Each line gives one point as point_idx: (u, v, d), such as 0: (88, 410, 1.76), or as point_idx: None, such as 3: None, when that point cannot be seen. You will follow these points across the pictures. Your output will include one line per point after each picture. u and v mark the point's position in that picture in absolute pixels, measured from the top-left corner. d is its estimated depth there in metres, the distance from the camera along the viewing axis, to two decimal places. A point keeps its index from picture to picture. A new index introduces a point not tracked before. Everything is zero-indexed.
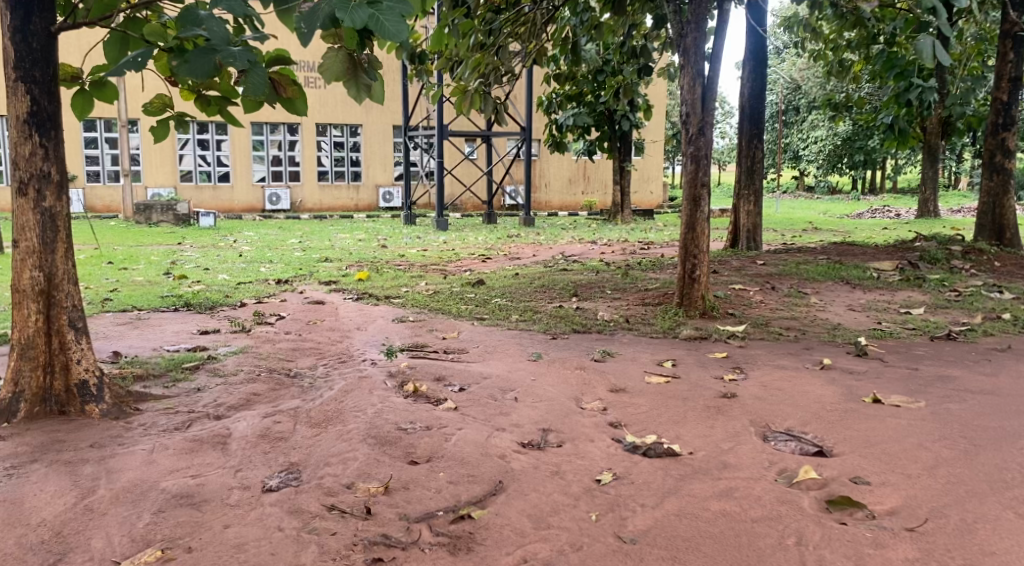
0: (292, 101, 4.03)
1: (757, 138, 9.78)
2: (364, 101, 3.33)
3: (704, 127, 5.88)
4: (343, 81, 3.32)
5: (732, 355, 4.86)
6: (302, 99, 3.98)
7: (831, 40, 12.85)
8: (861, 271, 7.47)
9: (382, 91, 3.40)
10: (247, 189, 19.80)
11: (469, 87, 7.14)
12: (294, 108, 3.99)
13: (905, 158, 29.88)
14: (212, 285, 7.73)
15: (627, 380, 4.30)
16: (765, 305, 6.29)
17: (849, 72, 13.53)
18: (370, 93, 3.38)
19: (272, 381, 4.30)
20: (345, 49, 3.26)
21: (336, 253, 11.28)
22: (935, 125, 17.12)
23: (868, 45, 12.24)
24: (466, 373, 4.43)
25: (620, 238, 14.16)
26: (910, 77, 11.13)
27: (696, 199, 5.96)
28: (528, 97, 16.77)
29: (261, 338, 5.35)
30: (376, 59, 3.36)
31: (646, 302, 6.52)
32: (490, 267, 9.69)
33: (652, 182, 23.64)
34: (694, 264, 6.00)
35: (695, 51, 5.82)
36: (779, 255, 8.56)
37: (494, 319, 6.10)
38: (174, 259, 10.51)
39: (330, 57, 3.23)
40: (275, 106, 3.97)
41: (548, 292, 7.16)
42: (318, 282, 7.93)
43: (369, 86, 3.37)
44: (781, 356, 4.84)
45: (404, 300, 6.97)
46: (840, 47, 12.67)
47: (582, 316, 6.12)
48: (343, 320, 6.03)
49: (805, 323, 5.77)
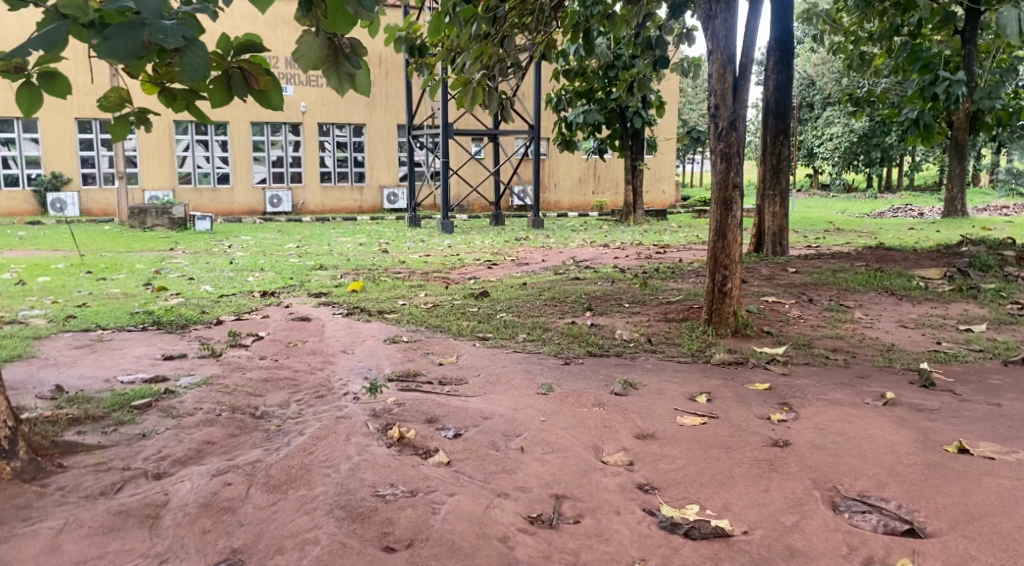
0: (265, 95, 3.28)
1: (782, 135, 9.00)
2: (345, 92, 2.82)
3: (735, 122, 5.20)
4: (322, 70, 2.84)
5: (776, 387, 4.14)
6: (278, 91, 3.25)
7: (851, 32, 12.11)
8: (905, 279, 6.76)
9: (369, 83, 2.87)
10: (247, 191, 19.18)
11: (471, 80, 6.43)
12: (267, 101, 3.23)
13: (925, 153, 29.02)
14: (191, 298, 7.07)
15: (656, 421, 3.60)
16: (804, 322, 5.58)
17: (870, 66, 12.78)
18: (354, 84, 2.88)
19: (232, 424, 3.63)
20: (326, 34, 2.79)
21: (333, 260, 10.62)
22: (963, 119, 16.31)
23: (892, 37, 11.52)
24: (463, 412, 3.74)
25: (634, 241, 13.43)
26: (937, 68, 10.35)
27: (727, 202, 5.25)
28: (536, 94, 15.91)
29: (231, 366, 4.65)
30: (361, 45, 2.86)
31: (669, 317, 5.82)
32: (496, 275, 9.04)
33: (664, 181, 22.90)
34: (724, 276, 5.30)
35: (726, 33, 5.13)
36: (810, 262, 7.85)
37: (498, 339, 5.41)
38: (159, 267, 9.87)
39: (305, 42, 2.76)
40: (245, 98, 3.26)
41: (559, 305, 6.45)
42: (307, 295, 7.26)
43: (353, 75, 2.86)
44: (834, 388, 4.13)
45: (399, 315, 6.28)
46: (861, 39, 11.91)
47: (598, 335, 5.40)
48: (328, 341, 5.34)
49: (853, 344, 5.06)
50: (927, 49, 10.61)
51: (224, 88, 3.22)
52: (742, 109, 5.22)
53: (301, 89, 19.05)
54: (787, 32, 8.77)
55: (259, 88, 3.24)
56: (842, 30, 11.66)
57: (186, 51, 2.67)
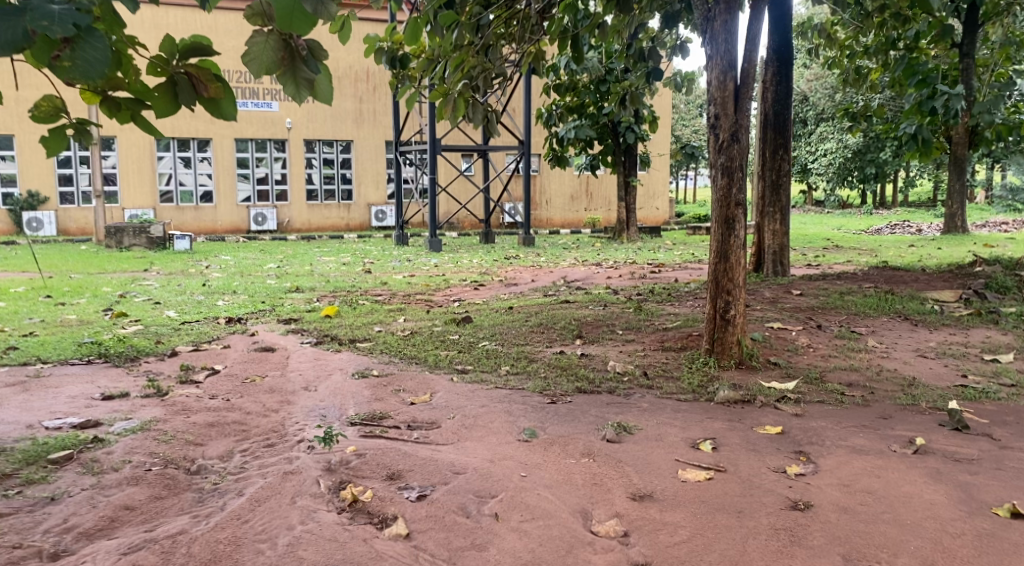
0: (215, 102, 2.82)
1: (782, 150, 8.49)
2: (304, 100, 2.46)
3: (737, 133, 4.73)
4: (277, 75, 2.46)
5: (789, 433, 3.65)
6: (230, 99, 2.81)
7: (846, 46, 11.72)
8: (918, 303, 6.30)
9: (329, 90, 2.53)
10: (231, 209, 18.67)
11: (452, 91, 5.94)
12: (219, 111, 2.80)
13: (920, 169, 28.68)
14: (150, 326, 6.55)
15: (655, 477, 3.11)
16: (814, 352, 5.10)
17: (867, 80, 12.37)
18: (312, 90, 2.51)
19: (160, 482, 3.11)
20: (280, 33, 2.40)
21: (311, 282, 10.11)
22: (962, 134, 15.93)
23: (889, 50, 11.13)
24: (431, 465, 3.24)
25: (627, 259, 12.94)
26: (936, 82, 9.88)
27: (728, 221, 4.79)
28: (526, 109, 15.45)
29: (175, 408, 4.12)
30: (321, 46, 2.48)
31: (666, 346, 5.33)
32: (483, 297, 8.54)
33: (658, 198, 22.51)
34: (727, 302, 4.82)
35: (726, 36, 4.69)
36: (814, 283, 7.41)
37: (478, 372, 4.89)
38: (127, 290, 9.34)
39: (258, 43, 2.37)
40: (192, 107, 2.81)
41: (547, 332, 5.94)
42: (276, 321, 6.75)
43: (312, 80, 2.50)
44: (855, 432, 3.63)
45: (373, 344, 5.76)
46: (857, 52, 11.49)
47: (588, 367, 4.90)
48: (289, 376, 4.82)
49: (870, 377, 4.57)
50: (924, 62, 10.23)
51: (170, 95, 2.77)
52: (744, 119, 4.76)
53: (286, 105, 18.64)
54: (786, 43, 8.31)
55: (210, 96, 2.79)
56: (836, 42, 11.25)
57: (79, 41, 2.14)
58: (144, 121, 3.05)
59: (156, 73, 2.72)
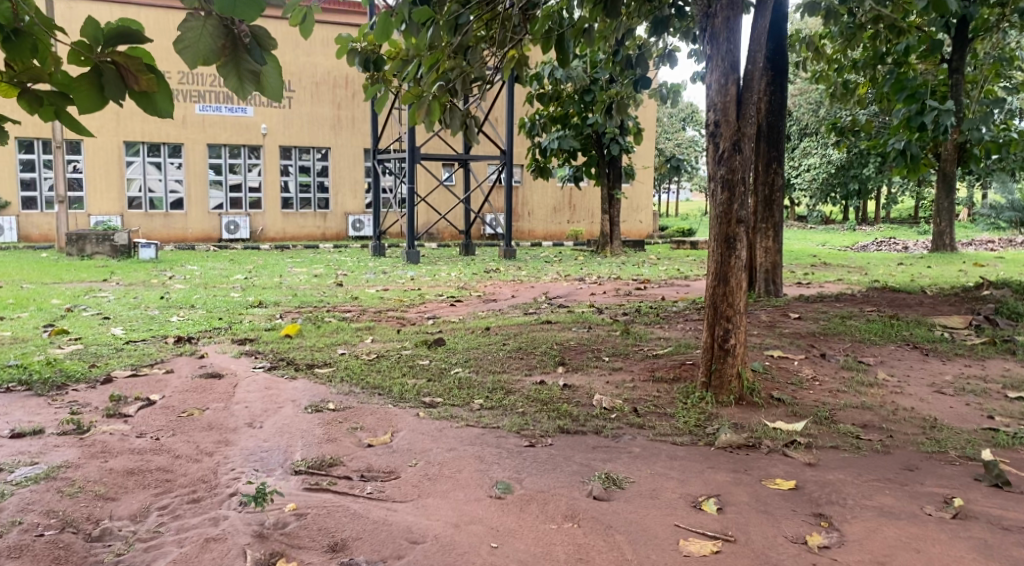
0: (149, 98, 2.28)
1: (776, 162, 7.97)
2: (247, 94, 2.08)
3: (740, 141, 4.24)
4: (214, 65, 2.06)
5: (803, 487, 3.16)
6: (167, 94, 2.27)
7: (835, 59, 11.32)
8: (927, 329, 5.84)
9: (279, 84, 2.13)
10: (202, 216, 18.00)
11: (425, 93, 5.39)
12: (153, 105, 2.27)
13: (902, 185, 28.54)
14: (90, 345, 5.95)
15: (650, 551, 2.62)
16: (821, 386, 4.62)
17: (856, 94, 12.01)
18: (257, 84, 2.11)
19: (49, 555, 2.57)
20: (220, 17, 2.02)
21: (278, 296, 9.53)
22: (950, 150, 15.63)
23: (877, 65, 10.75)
24: (385, 531, 2.73)
25: (612, 274, 12.46)
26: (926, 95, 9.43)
27: (729, 241, 4.29)
28: (507, 118, 14.91)
29: (92, 449, 3.55)
30: (267, 33, 2.08)
31: (657, 376, 4.82)
32: (459, 315, 8.01)
33: (641, 211, 22.10)
34: (726, 330, 4.33)
35: (729, 36, 4.22)
36: (813, 305, 6.94)
37: (448, 406, 4.34)
38: (77, 303, 8.70)
39: (192, 30, 1.99)
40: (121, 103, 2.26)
41: (527, 358, 5.41)
42: (231, 342, 6.18)
43: (258, 72, 2.10)
44: (880, 487, 3.14)
45: (333, 370, 5.19)
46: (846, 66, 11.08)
47: (572, 400, 4.37)
48: (233, 410, 4.25)
49: (886, 418, 4.08)
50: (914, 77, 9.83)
51: (94, 87, 2.21)
52: (748, 126, 4.27)
53: (260, 110, 18.06)
54: (781, 50, 7.85)
55: (140, 89, 2.24)
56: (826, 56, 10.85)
57: None
58: (70, 118, 2.41)
59: (77, 62, 2.17)
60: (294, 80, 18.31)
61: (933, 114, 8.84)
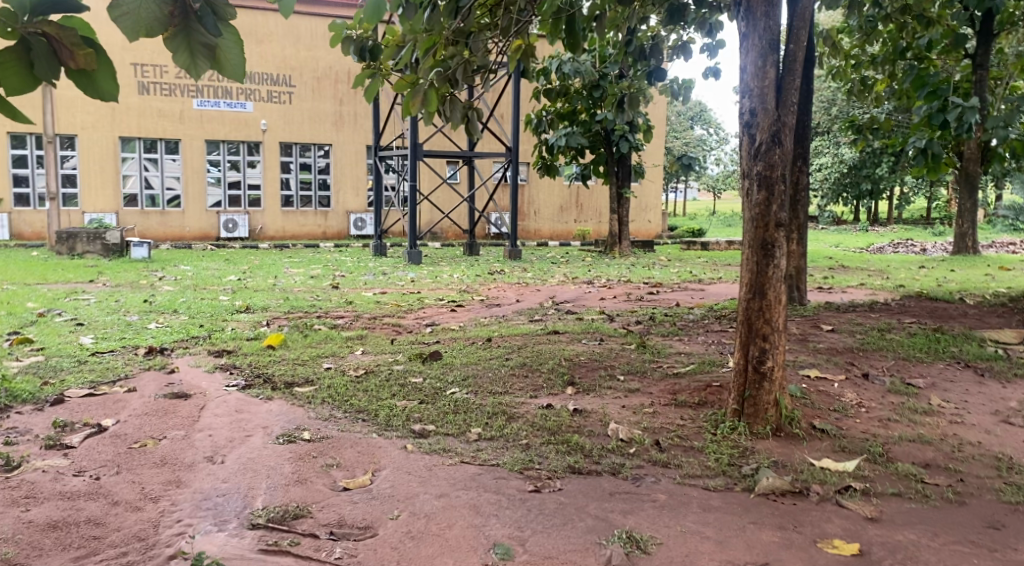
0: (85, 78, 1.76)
1: (802, 160, 7.22)
2: (204, 72, 1.75)
3: (779, 133, 3.67)
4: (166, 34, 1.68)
5: (869, 552, 2.60)
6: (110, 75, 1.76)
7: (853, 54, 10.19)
8: (978, 346, 5.23)
9: (239, 58, 1.79)
10: (199, 214, 17.44)
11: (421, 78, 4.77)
12: (95, 89, 1.74)
13: (916, 184, 27.82)
14: (50, 357, 5.38)
15: None
16: (868, 414, 4.03)
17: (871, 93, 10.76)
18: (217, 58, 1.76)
19: None
20: None
21: (268, 299, 8.95)
22: (974, 148, 14.89)
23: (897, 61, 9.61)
24: None
25: (622, 277, 11.86)
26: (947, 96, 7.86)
27: (766, 246, 3.71)
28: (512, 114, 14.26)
29: (16, 493, 2.98)
30: None
31: (680, 400, 4.23)
32: (460, 321, 7.44)
33: (650, 211, 21.49)
34: (762, 351, 3.75)
35: (767, 10, 3.66)
36: (845, 316, 6.33)
37: (441, 436, 3.77)
38: (52, 307, 8.12)
39: None
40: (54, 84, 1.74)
41: (532, 376, 4.82)
42: (208, 354, 5.62)
43: (213, 45, 1.76)
44: (965, 555, 2.59)
45: (315, 390, 4.62)
46: (863, 63, 9.99)
47: (585, 430, 3.79)
48: (194, 440, 3.69)
49: (951, 455, 3.50)
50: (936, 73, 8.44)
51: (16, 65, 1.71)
52: (788, 116, 3.70)
53: (260, 106, 17.52)
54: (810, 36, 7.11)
55: (76, 67, 1.71)
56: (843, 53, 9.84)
57: None
58: None
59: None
60: (294, 75, 17.75)
61: (957, 111, 7.59)
